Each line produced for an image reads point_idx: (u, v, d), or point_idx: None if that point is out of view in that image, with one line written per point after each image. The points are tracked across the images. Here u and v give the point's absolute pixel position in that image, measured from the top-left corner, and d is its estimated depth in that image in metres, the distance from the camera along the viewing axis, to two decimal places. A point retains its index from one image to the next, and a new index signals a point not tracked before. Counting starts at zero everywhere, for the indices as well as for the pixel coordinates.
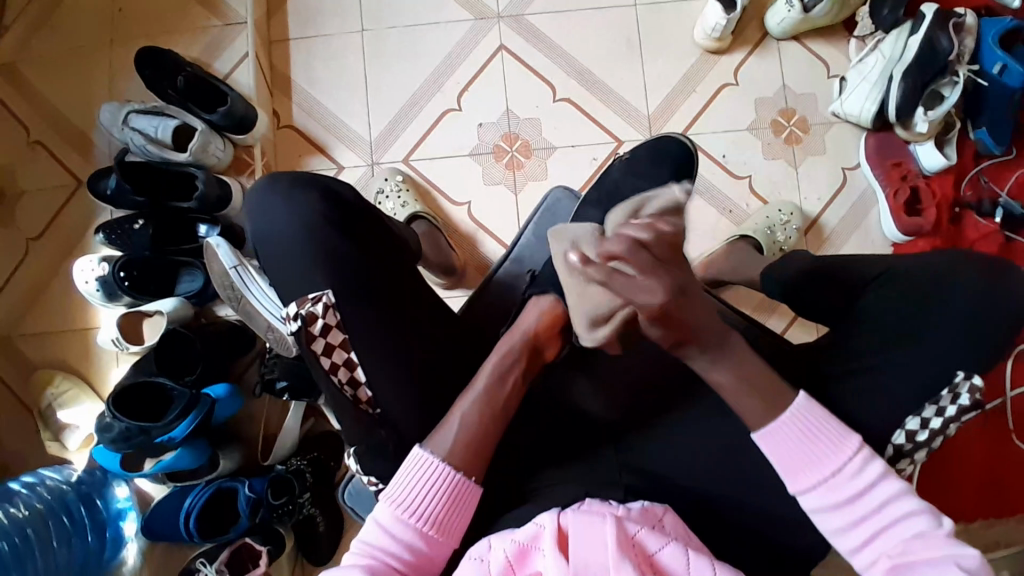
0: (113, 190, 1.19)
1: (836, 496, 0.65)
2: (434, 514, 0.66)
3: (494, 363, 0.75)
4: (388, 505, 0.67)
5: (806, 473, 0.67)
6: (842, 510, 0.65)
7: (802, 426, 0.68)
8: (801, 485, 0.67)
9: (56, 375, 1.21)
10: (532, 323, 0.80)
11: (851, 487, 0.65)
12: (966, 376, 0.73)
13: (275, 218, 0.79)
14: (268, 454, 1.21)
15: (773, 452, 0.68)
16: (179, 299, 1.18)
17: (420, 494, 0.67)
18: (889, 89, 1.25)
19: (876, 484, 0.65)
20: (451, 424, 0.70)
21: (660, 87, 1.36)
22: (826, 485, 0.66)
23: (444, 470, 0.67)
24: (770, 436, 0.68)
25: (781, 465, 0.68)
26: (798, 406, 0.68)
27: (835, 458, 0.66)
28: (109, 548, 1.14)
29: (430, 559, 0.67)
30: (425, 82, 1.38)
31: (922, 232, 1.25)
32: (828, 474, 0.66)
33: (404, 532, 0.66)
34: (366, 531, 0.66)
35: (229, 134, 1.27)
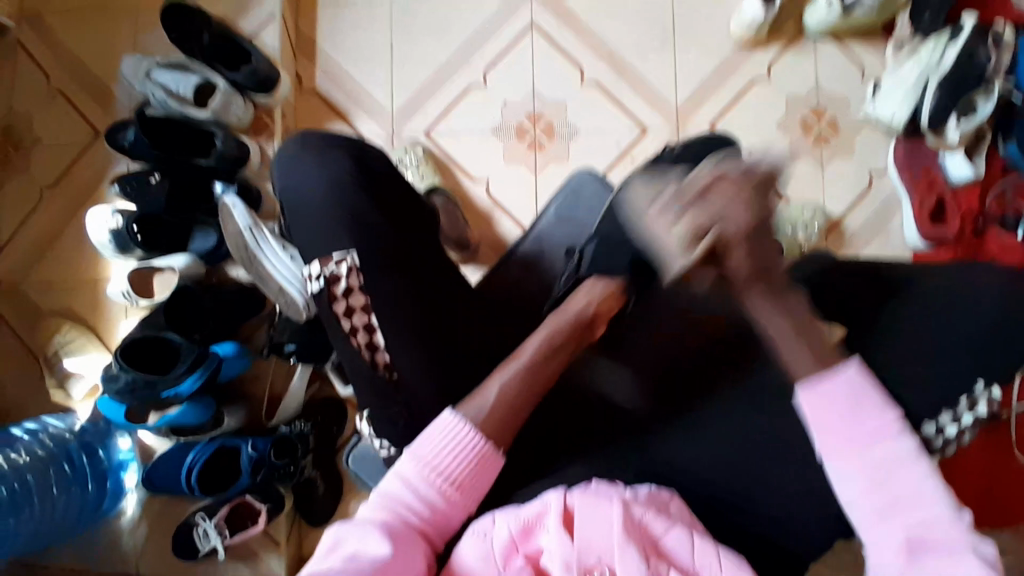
0: (132, 142, 1.15)
1: (869, 461, 0.60)
2: (457, 477, 0.65)
3: (538, 342, 0.76)
4: (412, 459, 0.66)
5: (848, 428, 0.62)
6: (869, 477, 0.60)
7: (850, 391, 0.62)
8: (833, 445, 0.62)
9: (65, 323, 1.22)
10: (582, 306, 0.79)
11: (885, 457, 0.60)
12: (986, 385, 0.72)
13: (302, 176, 0.78)
14: (271, 416, 1.22)
15: (813, 409, 0.63)
16: (192, 256, 1.17)
17: (447, 453, 0.66)
18: (924, 96, 1.20)
19: (909, 462, 0.60)
20: (486, 395, 0.70)
21: (690, 77, 1.34)
22: (862, 448, 0.61)
23: (474, 437, 0.67)
24: (814, 394, 0.63)
25: (816, 424, 0.63)
26: (846, 371, 0.63)
27: (872, 428, 0.61)
28: (108, 499, 1.15)
29: (445, 521, 0.65)
30: (450, 57, 1.36)
31: (944, 242, 1.23)
32: (865, 439, 0.61)
33: (426, 489, 0.64)
34: (387, 482, 0.65)
35: (250, 94, 1.25)
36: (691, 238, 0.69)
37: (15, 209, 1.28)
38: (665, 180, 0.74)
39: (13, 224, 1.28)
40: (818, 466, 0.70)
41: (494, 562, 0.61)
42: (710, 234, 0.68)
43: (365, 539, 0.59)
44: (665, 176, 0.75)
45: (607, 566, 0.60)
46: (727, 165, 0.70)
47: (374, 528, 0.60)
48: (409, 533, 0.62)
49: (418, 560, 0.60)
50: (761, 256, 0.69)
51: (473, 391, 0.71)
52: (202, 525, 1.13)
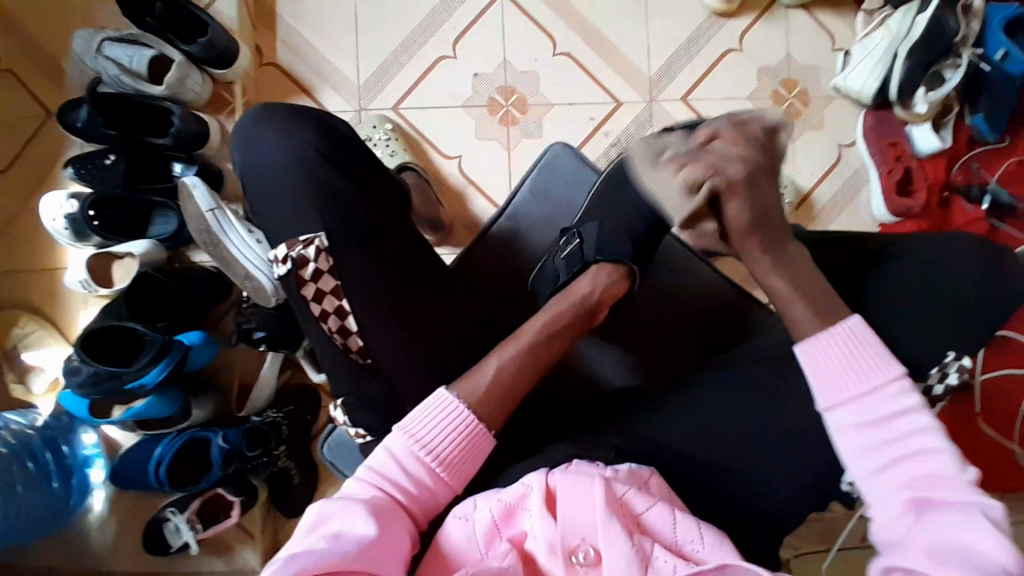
0: (85, 123, 1.11)
1: (870, 415, 0.62)
2: (447, 455, 0.64)
3: (541, 325, 0.74)
4: (400, 436, 0.64)
5: (848, 385, 0.63)
6: (870, 431, 0.61)
7: (845, 346, 0.65)
8: (833, 397, 0.63)
9: (21, 316, 1.16)
10: (586, 291, 0.79)
11: (886, 408, 0.61)
12: (956, 356, 0.74)
13: (269, 150, 0.74)
14: (242, 406, 1.19)
15: (811, 365, 0.66)
16: (152, 241, 1.12)
17: (437, 431, 0.65)
18: (893, 66, 1.22)
19: (910, 414, 0.61)
20: (485, 370, 0.69)
21: (664, 48, 1.32)
22: (862, 400, 0.62)
23: (466, 416, 0.65)
24: (813, 352, 0.66)
25: (818, 380, 0.64)
26: (849, 323, 0.66)
27: (874, 380, 0.63)
28: (75, 495, 1.12)
29: (432, 499, 0.64)
30: (417, 28, 1.31)
31: (911, 214, 1.25)
32: (865, 392, 0.62)
33: (414, 466, 0.63)
34: (375, 458, 0.63)
35: (207, 69, 1.18)
36: (690, 186, 0.74)
37: None
38: (672, 145, 0.79)
39: None
40: (795, 437, 0.71)
41: (477, 545, 0.61)
42: (707, 183, 0.73)
43: (349, 517, 0.58)
44: (674, 141, 0.80)
45: (591, 545, 0.60)
46: (748, 133, 0.75)
47: (359, 506, 0.59)
48: (394, 511, 0.61)
49: (403, 539, 0.59)
50: (759, 206, 0.73)
51: (471, 369, 0.70)
52: (173, 520, 1.10)
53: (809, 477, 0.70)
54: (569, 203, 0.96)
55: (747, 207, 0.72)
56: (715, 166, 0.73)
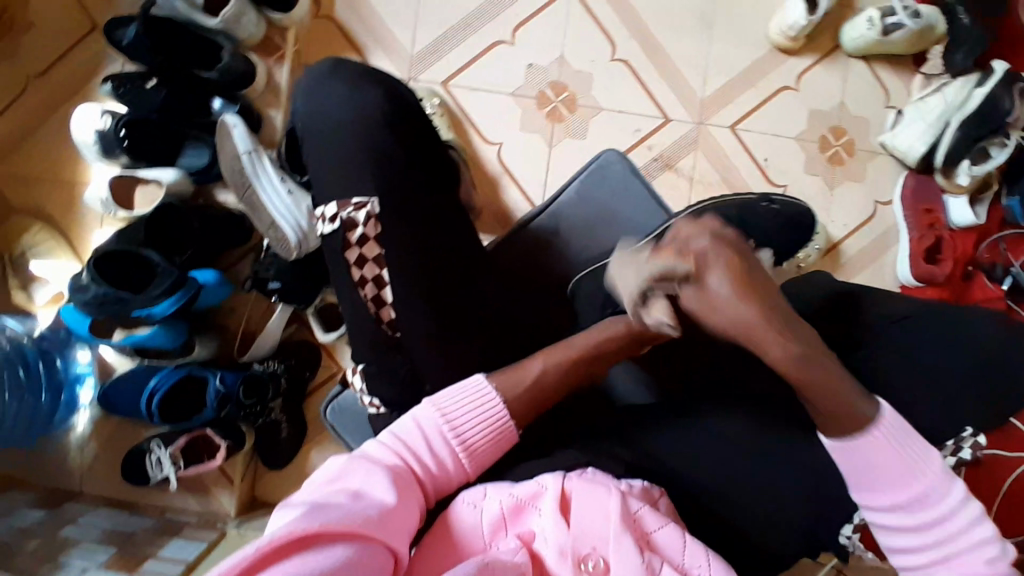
0: (130, 42, 1.06)
1: (913, 515, 0.64)
2: (473, 442, 0.65)
3: (588, 340, 0.74)
4: (433, 411, 0.65)
5: (887, 490, 0.64)
6: (915, 530, 0.64)
7: (886, 451, 0.64)
8: (868, 483, 0.65)
9: (35, 223, 1.15)
10: (642, 320, 0.76)
11: (920, 486, 0.64)
12: (972, 433, 0.75)
13: (334, 106, 0.74)
14: (244, 351, 1.18)
15: (846, 463, 0.66)
16: (181, 172, 1.10)
17: (467, 416, 0.65)
18: (943, 134, 1.22)
19: (942, 485, 0.64)
20: (529, 368, 0.69)
21: (720, 73, 1.31)
22: (897, 479, 0.64)
23: (497, 409, 0.66)
24: (848, 449, 0.65)
25: (849, 470, 0.66)
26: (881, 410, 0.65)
27: (909, 462, 0.64)
28: (60, 411, 1.10)
29: (449, 480, 0.65)
30: (480, 7, 1.30)
31: (934, 281, 1.25)
32: (910, 495, 0.64)
33: (439, 445, 0.64)
34: (401, 426, 0.64)
35: (265, 10, 1.16)
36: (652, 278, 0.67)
37: None
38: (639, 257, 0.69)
39: None
40: (796, 479, 0.73)
41: (482, 535, 0.62)
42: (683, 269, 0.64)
43: (370, 480, 0.59)
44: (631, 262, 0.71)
45: (600, 555, 0.60)
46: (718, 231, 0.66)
47: (381, 473, 0.60)
48: (411, 484, 0.62)
49: (415, 513, 0.60)
50: (740, 277, 0.63)
51: (515, 364, 0.69)
52: (156, 452, 1.09)
53: (806, 522, 0.72)
54: (612, 210, 0.95)
55: (722, 293, 0.63)
56: (677, 254, 0.65)
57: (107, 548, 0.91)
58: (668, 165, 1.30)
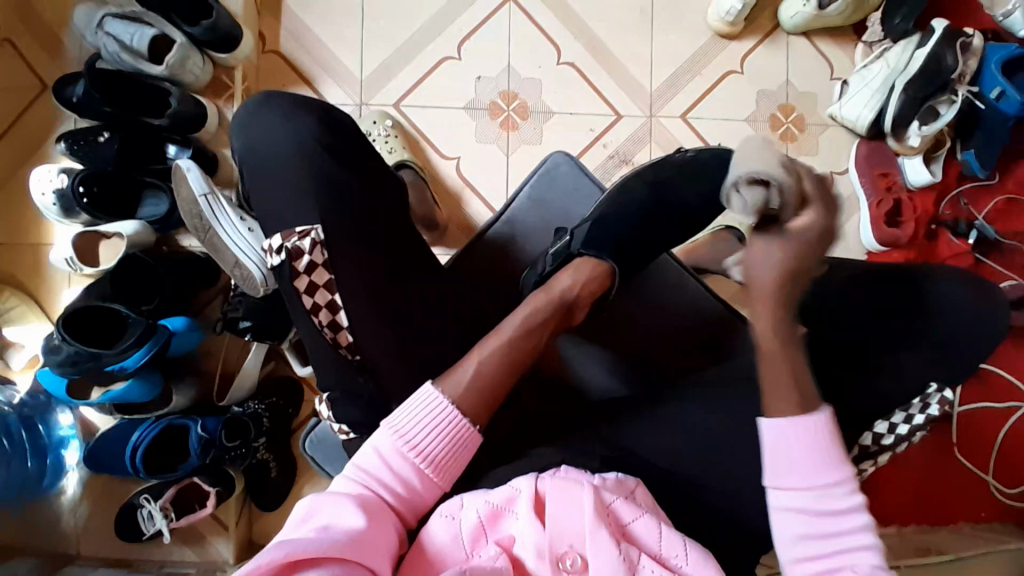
0: (80, 98, 1.08)
1: (818, 504, 0.61)
2: (435, 455, 0.65)
3: (521, 317, 0.76)
4: (390, 435, 0.65)
5: (802, 473, 0.61)
6: (816, 521, 0.60)
7: (812, 442, 0.62)
8: (785, 481, 0.62)
9: (3, 289, 1.13)
10: (565, 288, 0.80)
11: (835, 505, 0.60)
12: (938, 388, 0.78)
13: (274, 141, 0.75)
14: (224, 395, 1.17)
15: (773, 443, 0.63)
16: (142, 223, 1.10)
17: (427, 433, 0.66)
18: (889, 100, 1.24)
19: (855, 512, 0.60)
20: (465, 369, 0.70)
21: (667, 65, 1.33)
22: (816, 492, 0.61)
23: (452, 414, 0.66)
24: (776, 429, 0.63)
25: (771, 458, 0.63)
26: (819, 417, 0.62)
27: (831, 477, 0.61)
28: (48, 475, 1.10)
29: (420, 498, 0.65)
30: (423, 26, 1.31)
31: (898, 243, 1.27)
32: (823, 483, 0.61)
33: (401, 465, 0.64)
34: (362, 456, 0.65)
35: (209, 51, 1.17)
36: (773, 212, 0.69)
37: None
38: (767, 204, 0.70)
39: None
40: None
41: (463, 545, 0.63)
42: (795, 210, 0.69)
43: (338, 510, 0.59)
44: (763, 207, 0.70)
45: (578, 553, 0.61)
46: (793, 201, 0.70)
47: (349, 502, 0.60)
48: (381, 509, 0.62)
49: (389, 536, 0.61)
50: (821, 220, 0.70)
51: (451, 366, 0.71)
52: (146, 507, 1.08)
53: None
54: (566, 211, 0.96)
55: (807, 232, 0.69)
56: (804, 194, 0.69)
57: None
58: (626, 160, 1.32)
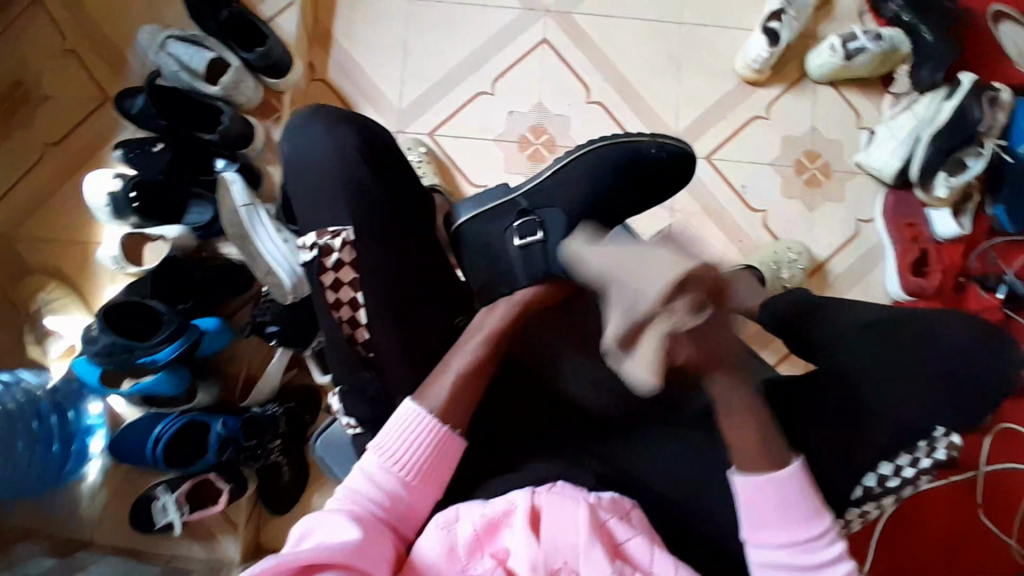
0: (138, 111, 1.19)
1: (805, 559, 0.67)
2: (417, 465, 0.69)
3: (495, 323, 0.77)
4: (374, 455, 0.69)
5: (781, 531, 0.68)
6: (798, 572, 0.68)
7: (787, 495, 0.68)
8: (764, 538, 0.68)
9: (50, 282, 1.24)
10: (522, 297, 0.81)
11: (815, 558, 0.68)
12: (944, 432, 0.76)
13: (309, 154, 0.81)
14: (245, 396, 1.23)
15: (750, 501, 0.69)
16: (184, 228, 1.17)
17: (409, 443, 0.69)
18: (915, 149, 1.26)
19: (836, 563, 0.68)
20: (441, 382, 0.72)
21: (693, 106, 1.38)
22: (795, 547, 0.68)
23: (429, 422, 0.69)
24: (751, 491, 0.68)
25: (749, 518, 0.69)
26: (791, 471, 0.68)
27: (809, 531, 0.68)
28: (71, 461, 1.15)
29: (408, 508, 0.68)
30: (461, 61, 1.39)
31: (924, 295, 1.25)
32: (802, 537, 0.68)
33: (388, 480, 0.68)
34: (351, 479, 0.68)
35: (262, 77, 1.27)
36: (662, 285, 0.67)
37: (12, 163, 1.29)
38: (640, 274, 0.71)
39: (7, 178, 1.28)
40: None
41: (459, 558, 0.64)
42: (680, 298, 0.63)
43: (332, 527, 0.63)
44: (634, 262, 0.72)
45: (572, 569, 0.63)
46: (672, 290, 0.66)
47: (343, 518, 0.64)
48: (373, 523, 0.65)
49: (383, 546, 0.64)
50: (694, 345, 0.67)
51: (429, 378, 0.72)
52: (161, 499, 1.12)
53: None
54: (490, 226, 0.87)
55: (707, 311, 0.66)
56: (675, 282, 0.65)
57: None
58: None
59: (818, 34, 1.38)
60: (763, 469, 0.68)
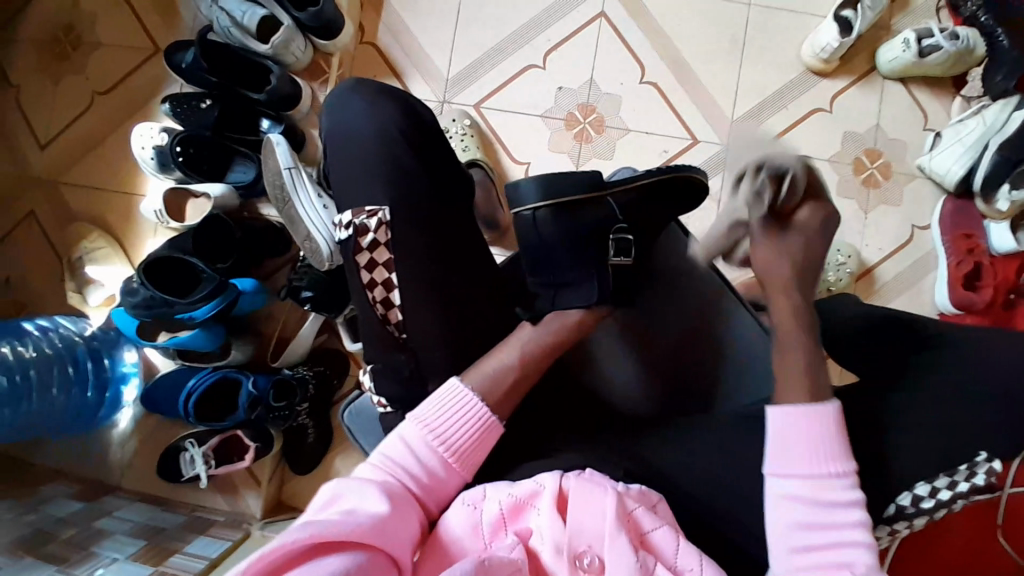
0: (188, 65, 1.18)
1: (824, 496, 0.65)
2: (458, 445, 0.68)
3: (549, 335, 0.75)
4: (416, 426, 0.68)
5: (808, 460, 0.67)
6: (811, 510, 0.65)
7: (817, 429, 0.67)
8: (787, 464, 0.67)
9: (93, 230, 1.24)
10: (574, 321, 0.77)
11: (831, 498, 0.65)
12: (987, 458, 0.70)
13: (359, 123, 0.79)
14: (276, 357, 1.23)
15: (779, 428, 0.69)
16: (229, 187, 1.18)
17: (451, 423, 0.69)
18: (981, 158, 1.19)
19: (852, 508, 0.65)
20: (488, 366, 0.72)
21: (751, 95, 1.32)
22: (815, 479, 0.66)
23: (476, 404, 0.70)
24: (785, 413, 0.69)
25: (775, 444, 0.68)
26: (826, 410, 0.68)
27: (830, 469, 0.66)
28: (105, 407, 1.18)
29: (442, 487, 0.67)
30: (512, 33, 1.35)
31: (973, 308, 1.20)
32: (829, 471, 0.66)
33: (428, 456, 0.67)
34: (390, 446, 0.67)
35: (311, 37, 1.25)
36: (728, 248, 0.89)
37: (62, 109, 1.30)
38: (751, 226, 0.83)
39: (57, 123, 1.29)
40: None
41: (482, 535, 0.64)
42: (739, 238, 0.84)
43: (365, 495, 0.62)
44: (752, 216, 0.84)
45: (596, 554, 0.62)
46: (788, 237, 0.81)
47: (372, 488, 0.62)
48: (406, 497, 0.64)
49: (412, 522, 0.63)
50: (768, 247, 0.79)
51: (478, 361, 0.73)
52: (190, 451, 1.14)
53: None
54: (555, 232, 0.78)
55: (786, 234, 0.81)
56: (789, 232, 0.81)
57: (138, 541, 0.97)
58: None
59: (891, 27, 1.31)
60: (798, 406, 0.68)
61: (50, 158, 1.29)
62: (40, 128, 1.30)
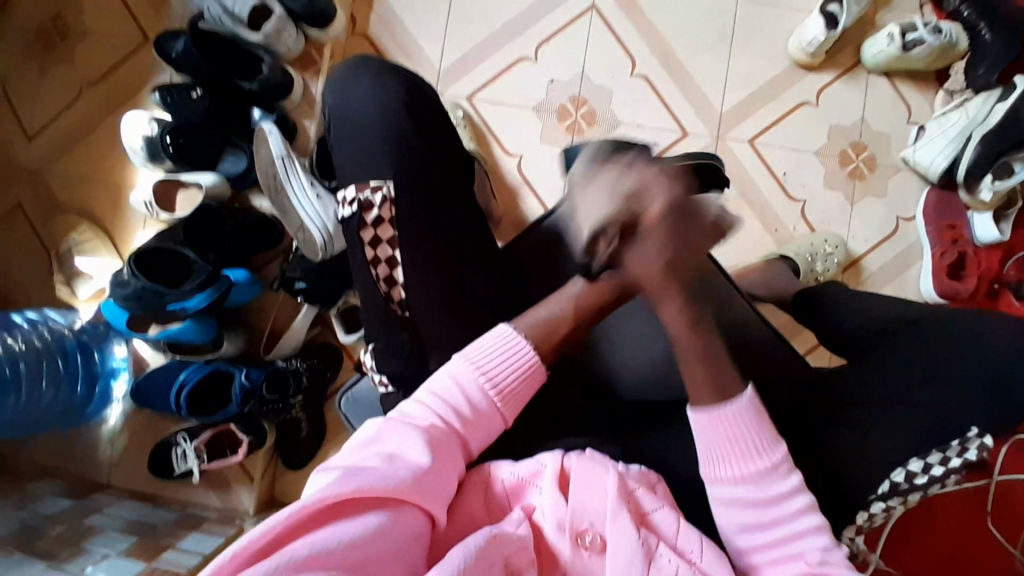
0: (178, 53, 1.16)
1: (760, 492, 0.65)
2: (509, 394, 0.67)
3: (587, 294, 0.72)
4: (471, 369, 0.67)
5: (735, 463, 0.65)
6: (755, 506, 0.65)
7: (741, 427, 0.65)
8: (723, 475, 0.65)
9: (81, 223, 1.22)
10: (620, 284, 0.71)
11: (774, 492, 0.65)
12: (978, 433, 0.71)
13: (356, 107, 0.79)
14: (270, 347, 1.23)
15: (708, 437, 0.66)
16: (219, 176, 1.17)
17: (504, 371, 0.67)
18: (964, 149, 1.21)
19: (794, 494, 0.65)
20: (537, 313, 0.71)
21: (740, 87, 1.34)
22: (753, 482, 0.65)
23: (531, 356, 0.68)
24: (709, 422, 0.65)
25: (706, 452, 0.66)
26: (744, 401, 0.65)
27: (766, 462, 0.65)
28: (94, 402, 1.17)
29: (486, 432, 0.67)
30: (504, 25, 1.35)
31: (956, 298, 1.24)
32: (760, 469, 0.65)
33: (479, 400, 0.66)
34: (441, 385, 0.66)
35: (303, 26, 1.24)
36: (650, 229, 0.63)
37: (49, 99, 1.28)
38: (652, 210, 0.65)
39: (44, 114, 1.28)
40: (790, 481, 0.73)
41: (488, 512, 0.64)
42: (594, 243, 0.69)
43: (409, 441, 0.61)
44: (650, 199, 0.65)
45: (597, 531, 0.63)
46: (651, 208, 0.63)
47: (418, 434, 0.61)
48: (450, 444, 0.63)
49: (451, 472, 0.62)
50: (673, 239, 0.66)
51: (529, 308, 0.72)
52: (181, 446, 1.14)
53: None
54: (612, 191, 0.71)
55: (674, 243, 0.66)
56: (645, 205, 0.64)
57: (128, 537, 0.96)
58: None
59: (876, 22, 1.33)
60: (717, 403, 0.65)
61: (37, 150, 1.27)
62: (27, 120, 1.28)
